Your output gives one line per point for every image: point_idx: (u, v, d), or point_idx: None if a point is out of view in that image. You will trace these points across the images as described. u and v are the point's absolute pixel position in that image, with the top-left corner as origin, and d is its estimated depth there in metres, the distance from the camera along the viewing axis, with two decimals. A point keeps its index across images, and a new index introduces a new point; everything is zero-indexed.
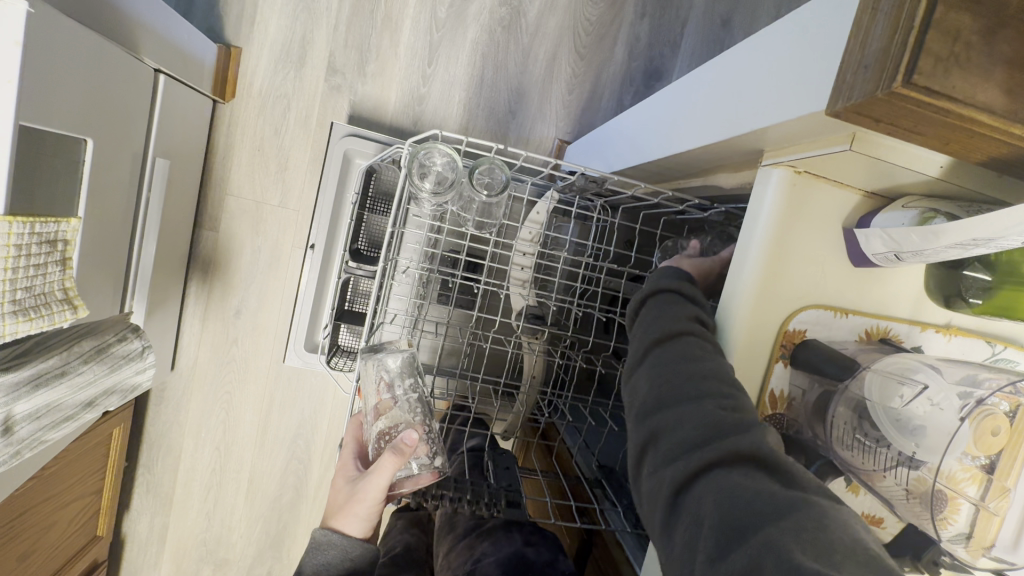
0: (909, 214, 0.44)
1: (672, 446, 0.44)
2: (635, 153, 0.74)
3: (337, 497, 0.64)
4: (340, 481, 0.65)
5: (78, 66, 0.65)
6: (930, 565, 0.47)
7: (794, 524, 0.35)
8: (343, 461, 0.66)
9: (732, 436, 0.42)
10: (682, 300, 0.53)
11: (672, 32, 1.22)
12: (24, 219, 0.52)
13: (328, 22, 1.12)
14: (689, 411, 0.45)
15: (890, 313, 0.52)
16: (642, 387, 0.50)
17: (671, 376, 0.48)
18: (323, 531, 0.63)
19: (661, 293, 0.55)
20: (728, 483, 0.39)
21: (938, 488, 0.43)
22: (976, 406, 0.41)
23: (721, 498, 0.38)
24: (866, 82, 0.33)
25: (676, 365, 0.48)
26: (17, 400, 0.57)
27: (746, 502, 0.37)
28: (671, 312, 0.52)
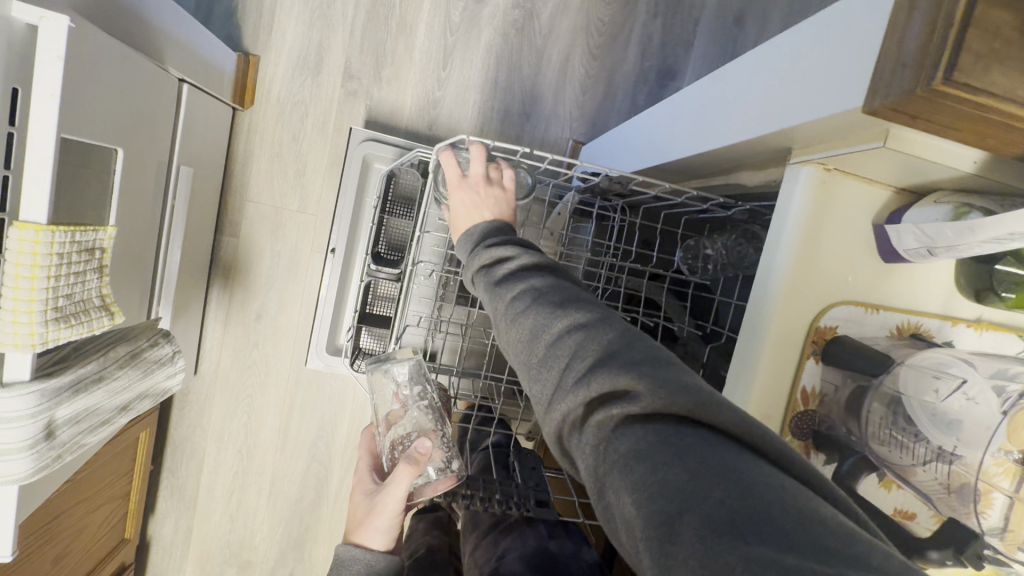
0: (942, 210, 0.44)
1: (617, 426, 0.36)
2: (655, 153, 0.75)
3: (355, 511, 0.66)
4: (358, 494, 0.67)
5: (111, 78, 0.67)
6: (973, 559, 0.47)
7: (765, 502, 0.30)
8: (360, 474, 0.69)
9: (680, 404, 0.35)
10: (548, 293, 0.47)
11: (684, 31, 1.22)
12: (66, 229, 0.54)
13: (344, 28, 1.14)
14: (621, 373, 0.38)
15: (921, 308, 0.52)
16: (554, 373, 0.42)
17: (597, 355, 0.40)
18: (344, 546, 0.64)
19: (523, 291, 0.48)
20: (687, 462, 0.33)
21: (977, 483, 0.44)
22: (1016, 402, 0.42)
23: (678, 466, 0.32)
24: (904, 80, 0.33)
25: (591, 348, 0.40)
26: (60, 404, 0.58)
27: (709, 473, 0.32)
28: (547, 305, 0.45)
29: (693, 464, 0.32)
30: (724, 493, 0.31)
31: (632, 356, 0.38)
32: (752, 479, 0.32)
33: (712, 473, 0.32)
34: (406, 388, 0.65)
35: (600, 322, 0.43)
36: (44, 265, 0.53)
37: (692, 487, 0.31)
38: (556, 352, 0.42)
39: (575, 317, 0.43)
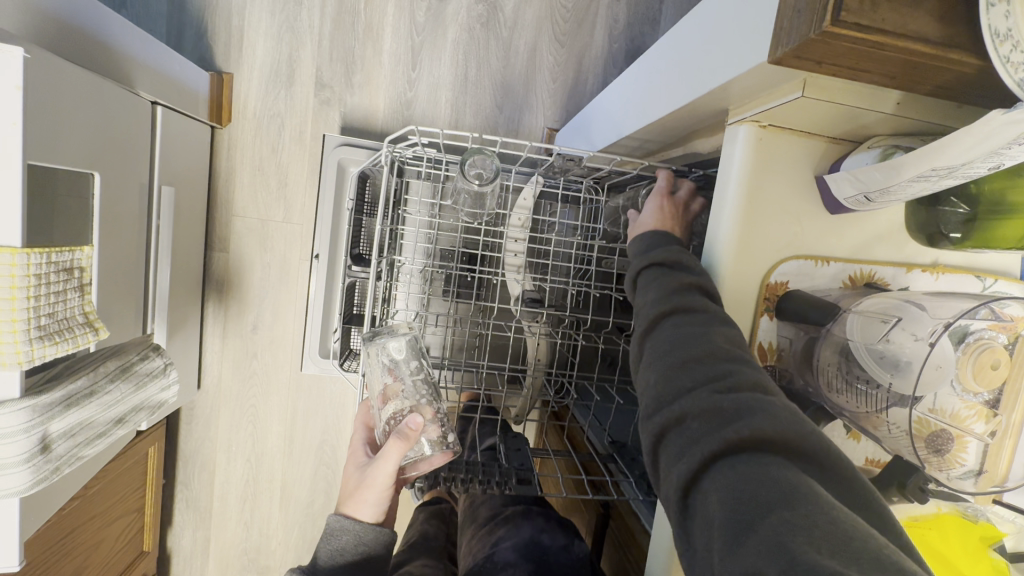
0: (871, 153, 0.44)
1: (687, 406, 0.42)
2: (615, 130, 0.75)
3: (348, 483, 0.67)
4: (351, 465, 0.69)
5: (83, 105, 0.69)
6: (917, 492, 0.47)
7: (829, 523, 0.33)
8: (354, 445, 0.70)
9: (753, 410, 0.39)
10: (674, 271, 0.51)
11: (650, 9, 1.22)
12: (40, 250, 0.56)
13: (312, 39, 1.16)
14: (707, 374, 0.43)
15: (873, 257, 0.52)
16: (656, 348, 0.47)
17: (690, 344, 0.45)
18: (336, 516, 0.66)
19: (650, 268, 0.53)
20: (742, 467, 0.37)
21: (947, 427, 0.46)
22: (975, 340, 0.43)
23: (745, 472, 0.36)
24: (800, 26, 0.34)
25: (693, 335, 0.45)
26: (52, 418, 0.61)
27: (757, 492, 0.35)
28: (668, 284, 0.50)
29: (757, 476, 0.36)
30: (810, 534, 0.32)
31: (718, 371, 0.43)
32: (803, 484, 0.35)
33: (766, 486, 0.35)
34: (403, 363, 0.64)
35: (702, 321, 0.46)
36: (22, 287, 0.55)
37: (754, 501, 0.34)
38: (666, 330, 0.48)
39: (692, 305, 0.47)
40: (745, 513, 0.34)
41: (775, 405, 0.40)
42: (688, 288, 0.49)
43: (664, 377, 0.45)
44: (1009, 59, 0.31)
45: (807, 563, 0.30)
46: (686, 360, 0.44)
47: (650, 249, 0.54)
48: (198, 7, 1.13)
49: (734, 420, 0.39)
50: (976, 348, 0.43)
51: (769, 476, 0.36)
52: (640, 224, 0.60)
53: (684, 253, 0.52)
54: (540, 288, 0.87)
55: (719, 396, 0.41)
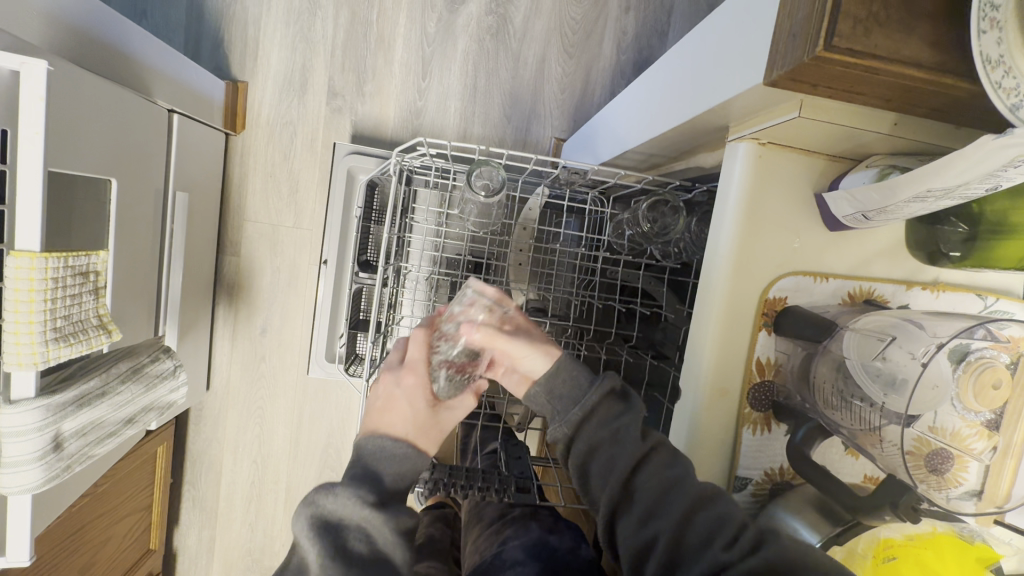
0: (869, 173, 0.45)
1: (706, 565, 0.45)
2: (619, 144, 0.77)
3: (414, 414, 0.54)
4: (415, 397, 0.55)
5: (103, 114, 0.72)
6: (909, 512, 0.42)
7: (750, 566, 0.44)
8: (417, 377, 0.55)
9: (770, 552, 0.45)
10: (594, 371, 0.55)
11: (659, 22, 1.24)
12: (58, 255, 0.59)
13: (325, 49, 1.18)
14: (709, 521, 0.47)
15: (873, 274, 0.52)
16: (648, 497, 0.49)
17: (683, 490, 0.49)
18: (392, 445, 0.52)
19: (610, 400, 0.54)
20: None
21: (949, 447, 0.46)
22: (977, 360, 0.43)
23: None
24: (795, 50, 0.35)
25: (682, 477, 0.50)
26: (66, 418, 0.63)
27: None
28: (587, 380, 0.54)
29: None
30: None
31: (715, 520, 0.47)
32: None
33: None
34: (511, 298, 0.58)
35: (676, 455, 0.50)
36: (40, 289, 0.57)
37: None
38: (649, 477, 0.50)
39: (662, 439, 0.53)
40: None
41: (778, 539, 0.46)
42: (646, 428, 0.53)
43: (670, 526, 0.47)
44: (1002, 85, 0.32)
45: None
46: (687, 511, 0.48)
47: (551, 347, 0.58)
48: (215, 17, 1.16)
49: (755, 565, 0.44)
50: (978, 366, 0.43)
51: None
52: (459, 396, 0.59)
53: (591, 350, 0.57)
54: (544, 297, 0.88)
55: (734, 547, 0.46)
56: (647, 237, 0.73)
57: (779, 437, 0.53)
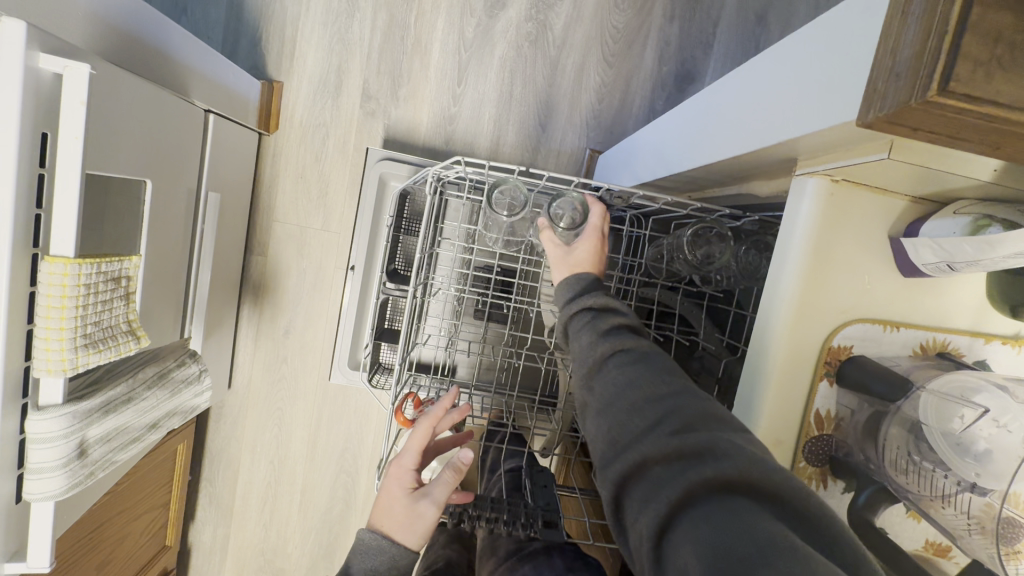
0: (959, 222, 0.41)
1: (645, 451, 0.43)
2: (663, 165, 0.73)
3: (393, 508, 0.65)
4: (396, 489, 0.65)
5: (140, 115, 0.70)
6: None
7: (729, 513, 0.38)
8: (400, 470, 0.66)
9: (721, 451, 0.41)
10: (595, 312, 0.56)
11: (704, 33, 1.19)
12: (91, 261, 0.58)
13: (361, 51, 1.17)
14: (667, 410, 0.45)
15: (948, 326, 0.48)
16: (602, 389, 0.50)
17: (641, 382, 0.48)
18: (374, 534, 0.64)
19: (583, 311, 0.56)
20: (715, 528, 0.37)
21: None
22: None
23: (714, 518, 0.38)
24: (898, 91, 0.31)
25: (646, 375, 0.48)
26: (91, 424, 0.62)
27: (731, 546, 0.36)
28: (584, 323, 0.56)
29: (728, 522, 0.37)
30: (717, 535, 0.37)
31: (671, 408, 0.45)
32: (772, 531, 0.36)
33: (739, 538, 0.36)
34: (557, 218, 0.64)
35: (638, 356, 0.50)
36: (72, 295, 0.56)
37: (728, 552, 0.36)
38: (604, 371, 0.51)
39: (626, 343, 0.51)
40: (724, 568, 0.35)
41: (731, 436, 0.42)
42: (620, 327, 0.54)
43: (630, 407, 0.47)
44: None
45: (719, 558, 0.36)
46: (643, 398, 0.47)
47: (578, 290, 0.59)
48: (254, 16, 1.15)
49: (695, 463, 0.41)
50: None
51: (740, 527, 0.37)
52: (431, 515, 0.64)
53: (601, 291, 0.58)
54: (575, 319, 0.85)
55: (678, 438, 0.42)
56: (690, 264, 0.68)
57: (835, 496, 0.49)
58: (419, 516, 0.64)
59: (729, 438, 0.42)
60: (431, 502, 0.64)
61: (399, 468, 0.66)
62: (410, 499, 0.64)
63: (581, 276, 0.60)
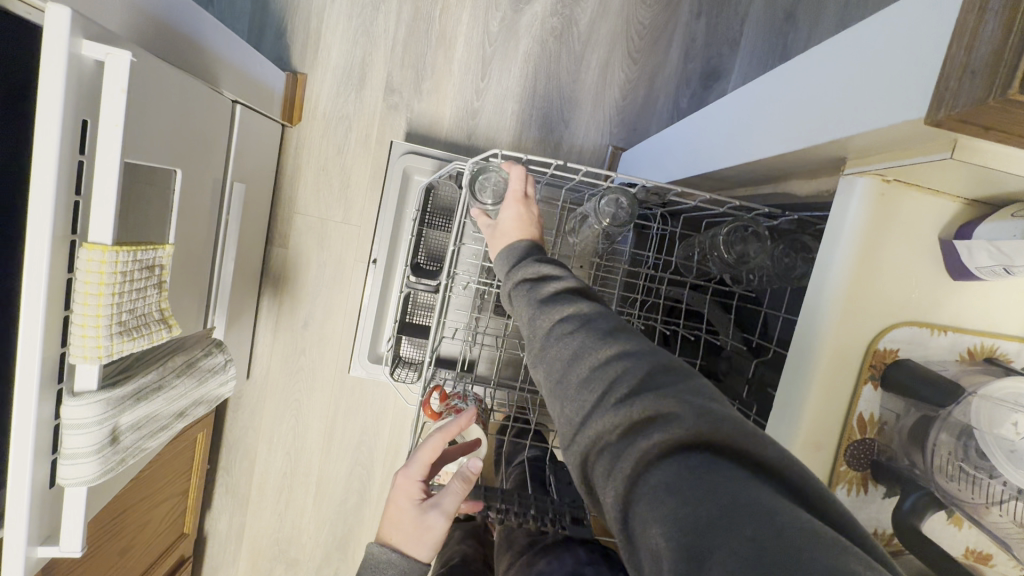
0: (1019, 226, 0.41)
1: (601, 421, 0.42)
2: (696, 162, 0.72)
3: (401, 518, 0.60)
4: (404, 499, 0.60)
5: (172, 104, 0.70)
6: None
7: (689, 477, 0.36)
8: (407, 482, 0.61)
9: (670, 411, 0.39)
10: (541, 283, 0.54)
11: (730, 30, 1.18)
12: (127, 249, 0.58)
13: (386, 44, 1.17)
14: (618, 372, 0.43)
15: (996, 331, 0.47)
16: (550, 359, 0.48)
17: (585, 354, 0.46)
18: (382, 548, 0.59)
19: (524, 283, 0.55)
20: (674, 494, 0.36)
21: None
22: None
23: (676, 486, 0.36)
24: (974, 88, 0.30)
25: (587, 342, 0.47)
26: (123, 412, 0.62)
27: (694, 509, 0.35)
28: (532, 295, 0.53)
29: (691, 485, 0.36)
30: (682, 500, 0.35)
31: (616, 375, 0.43)
32: (733, 488, 0.35)
33: (705, 504, 0.34)
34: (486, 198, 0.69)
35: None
36: (109, 283, 0.56)
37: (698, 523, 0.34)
38: (548, 345, 0.49)
39: (566, 310, 0.50)
40: (691, 538, 0.34)
41: (680, 392, 0.40)
42: (562, 292, 0.52)
43: (584, 375, 0.45)
44: None
45: (688, 524, 0.34)
46: (592, 367, 0.45)
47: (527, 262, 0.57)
48: (280, 7, 1.15)
49: (647, 428, 0.39)
50: None
51: (699, 488, 0.35)
52: (441, 528, 0.60)
53: (545, 262, 0.56)
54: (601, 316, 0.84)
55: (627, 404, 0.41)
56: (724, 263, 0.68)
57: (877, 501, 0.48)
58: (428, 530, 0.59)
59: (679, 398, 0.40)
60: (441, 515, 0.59)
61: (405, 482, 0.61)
62: (418, 513, 0.60)
63: (514, 246, 0.61)
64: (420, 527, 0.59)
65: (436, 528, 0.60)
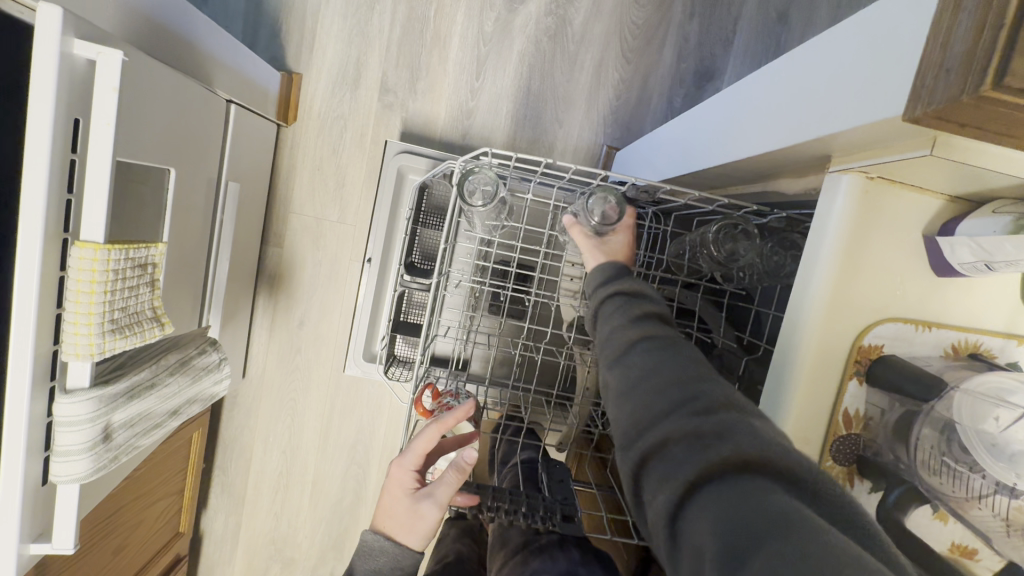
0: (1001, 221, 0.40)
1: (663, 432, 0.43)
2: (687, 161, 0.73)
3: (394, 507, 0.61)
4: (398, 489, 0.61)
5: (165, 103, 0.70)
6: None
7: (743, 491, 0.37)
8: (400, 471, 0.61)
9: (733, 433, 0.40)
10: (634, 299, 0.55)
11: (724, 30, 1.19)
12: (120, 247, 0.58)
13: (380, 44, 1.17)
14: (694, 393, 0.44)
15: (980, 326, 0.48)
16: (624, 369, 0.50)
17: (663, 368, 0.47)
18: (376, 536, 0.61)
19: (616, 297, 0.56)
20: (726, 506, 0.37)
21: None
22: None
23: (729, 499, 0.37)
24: (950, 86, 0.31)
25: (672, 364, 0.47)
26: (116, 409, 0.63)
27: (745, 521, 0.35)
28: (631, 310, 0.53)
29: (745, 502, 0.36)
30: (733, 514, 0.36)
31: (694, 393, 0.44)
32: (792, 507, 0.35)
33: (753, 515, 0.35)
34: (477, 198, 0.69)
35: (668, 346, 0.49)
36: (101, 281, 0.57)
37: (739, 530, 0.35)
38: (628, 355, 0.50)
39: (650, 333, 0.51)
40: (737, 545, 0.35)
41: (752, 420, 0.41)
42: (647, 316, 0.53)
43: (657, 380, 0.47)
44: None
45: (739, 534, 0.35)
46: (666, 385, 0.46)
47: (609, 279, 0.58)
48: (275, 8, 1.16)
49: (710, 442, 0.40)
50: None
51: (754, 505, 0.36)
52: (435, 518, 0.60)
53: (639, 281, 0.56)
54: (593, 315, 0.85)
55: (696, 418, 0.42)
56: (714, 260, 0.68)
57: (863, 495, 0.49)
58: (421, 520, 0.59)
59: (749, 421, 0.41)
60: (434, 504, 0.59)
61: (401, 474, 0.61)
62: (412, 502, 0.60)
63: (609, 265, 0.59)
64: (413, 516, 0.59)
65: (429, 518, 0.59)
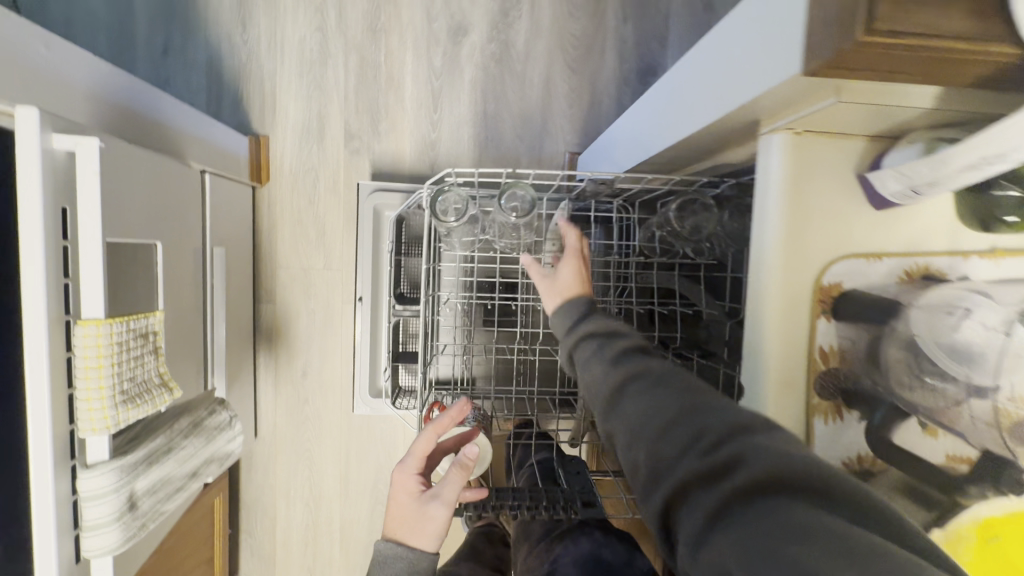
0: (915, 148, 0.45)
1: (680, 472, 0.44)
2: (639, 150, 0.77)
3: (403, 513, 0.62)
4: (403, 493, 0.62)
5: (144, 181, 0.74)
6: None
7: (767, 514, 0.38)
8: (405, 476, 0.63)
9: (749, 456, 0.41)
10: (609, 343, 0.57)
11: (658, 27, 1.26)
12: (121, 319, 0.61)
13: (339, 95, 1.23)
14: (694, 423, 0.45)
15: (927, 249, 0.51)
16: (624, 414, 0.51)
17: (658, 404, 0.49)
18: (388, 544, 0.61)
19: (592, 339, 0.59)
20: (753, 535, 0.37)
21: None
22: None
23: (754, 527, 0.37)
24: (832, 38, 0.35)
25: (664, 397, 0.49)
26: (138, 476, 0.65)
27: (775, 548, 0.36)
28: (610, 353, 0.56)
29: (772, 526, 0.37)
30: (763, 543, 0.36)
31: (693, 424, 0.46)
32: (819, 524, 0.36)
33: (785, 537, 0.36)
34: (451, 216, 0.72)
35: (665, 376, 0.51)
36: (106, 354, 0.59)
37: (766, 549, 0.36)
38: (623, 399, 0.52)
39: (637, 367, 0.53)
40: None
41: (757, 438, 0.42)
42: (629, 351, 0.55)
43: (657, 420, 0.48)
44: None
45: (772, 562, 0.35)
46: (664, 424, 0.47)
47: (584, 323, 0.61)
48: (233, 78, 1.21)
49: (728, 474, 0.41)
50: None
51: (781, 527, 0.36)
52: (445, 518, 0.61)
53: (613, 323, 0.60)
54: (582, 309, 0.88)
55: (706, 453, 0.43)
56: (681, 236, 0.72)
57: (853, 425, 0.51)
58: (431, 520, 0.60)
59: (755, 440, 0.42)
60: (442, 503, 0.61)
61: (405, 479, 0.63)
62: (421, 505, 0.61)
63: (575, 300, 0.64)
64: (423, 517, 0.61)
65: (440, 518, 0.61)
